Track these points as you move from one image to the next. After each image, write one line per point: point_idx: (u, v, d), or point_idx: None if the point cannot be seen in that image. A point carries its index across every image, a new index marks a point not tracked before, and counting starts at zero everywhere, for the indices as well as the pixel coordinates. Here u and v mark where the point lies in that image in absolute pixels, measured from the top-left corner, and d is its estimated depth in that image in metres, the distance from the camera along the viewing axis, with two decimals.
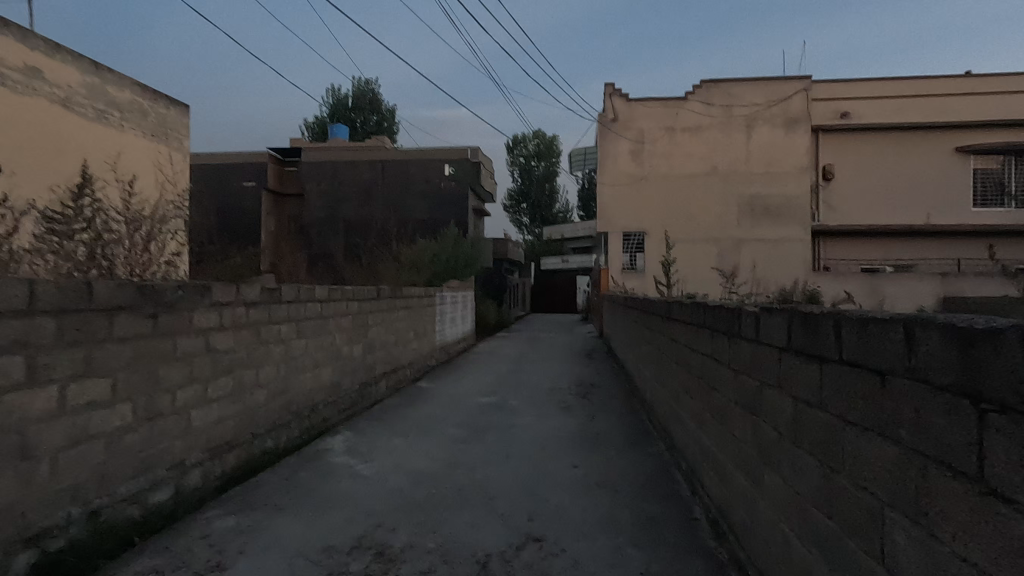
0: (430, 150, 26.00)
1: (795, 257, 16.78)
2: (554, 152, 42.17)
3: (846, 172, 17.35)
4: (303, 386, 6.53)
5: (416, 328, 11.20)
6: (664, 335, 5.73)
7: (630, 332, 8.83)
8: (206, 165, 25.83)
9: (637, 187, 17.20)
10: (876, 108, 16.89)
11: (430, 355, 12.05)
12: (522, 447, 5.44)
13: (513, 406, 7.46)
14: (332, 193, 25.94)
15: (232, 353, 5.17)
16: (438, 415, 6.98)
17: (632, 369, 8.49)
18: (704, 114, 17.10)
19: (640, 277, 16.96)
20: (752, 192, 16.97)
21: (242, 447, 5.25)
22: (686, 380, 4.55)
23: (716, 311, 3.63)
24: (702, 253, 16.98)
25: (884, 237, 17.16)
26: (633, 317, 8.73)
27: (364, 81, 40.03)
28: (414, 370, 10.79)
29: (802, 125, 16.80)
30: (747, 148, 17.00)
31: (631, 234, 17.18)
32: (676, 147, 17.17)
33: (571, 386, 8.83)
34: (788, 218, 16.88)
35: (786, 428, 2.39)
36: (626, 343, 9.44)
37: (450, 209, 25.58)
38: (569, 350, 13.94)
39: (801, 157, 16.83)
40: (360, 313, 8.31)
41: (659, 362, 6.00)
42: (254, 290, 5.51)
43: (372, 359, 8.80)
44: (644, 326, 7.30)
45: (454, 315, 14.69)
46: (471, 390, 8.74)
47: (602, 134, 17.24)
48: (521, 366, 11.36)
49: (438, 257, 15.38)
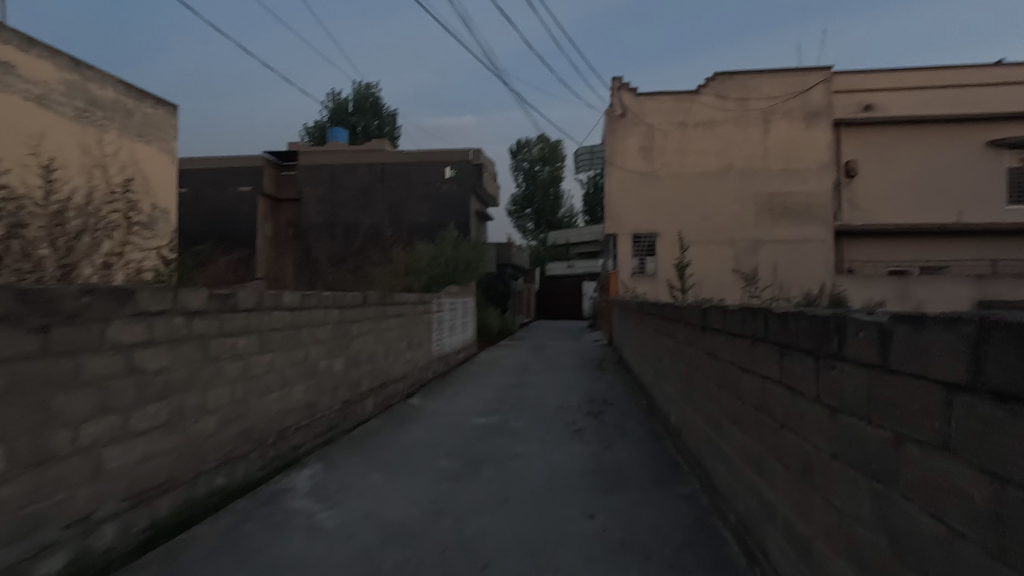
0: (430, 153, 25.14)
1: (817, 259, 15.72)
2: (559, 155, 41.35)
3: (870, 169, 16.28)
4: (268, 409, 5.57)
5: (409, 338, 10.21)
6: (693, 347, 4.75)
7: (648, 342, 7.84)
8: (200, 169, 25.07)
9: (647, 186, 16.23)
10: (903, 100, 15.83)
11: (425, 367, 11.05)
12: (524, 488, 4.44)
13: (516, 429, 6.47)
14: (329, 197, 25.09)
15: (167, 374, 4.21)
16: (428, 441, 5.99)
17: (651, 385, 7.50)
18: (718, 108, 16.14)
19: (652, 281, 15.95)
20: (771, 190, 15.95)
21: (180, 490, 4.27)
22: (732, 408, 3.56)
23: (785, 321, 2.66)
24: (718, 256, 15.95)
25: (912, 237, 16.09)
26: (649, 325, 7.77)
27: (365, 85, 39.51)
28: (407, 384, 9.81)
29: (824, 118, 15.80)
30: (765, 144, 16.02)
31: (641, 236, 16.19)
32: (689, 143, 16.20)
33: (581, 404, 7.81)
34: (809, 218, 15.83)
35: (968, 524, 1.41)
36: (642, 353, 8.44)
37: (452, 213, 24.71)
38: (578, 360, 12.92)
39: (822, 152, 15.80)
40: (342, 322, 7.35)
41: (688, 381, 5.01)
42: (199, 296, 4.56)
43: (356, 374, 7.81)
44: (665, 336, 6.33)
45: (453, 323, 13.69)
46: (468, 408, 7.74)
47: (610, 131, 16.30)
48: (525, 379, 10.35)
49: (436, 261, 14.42)
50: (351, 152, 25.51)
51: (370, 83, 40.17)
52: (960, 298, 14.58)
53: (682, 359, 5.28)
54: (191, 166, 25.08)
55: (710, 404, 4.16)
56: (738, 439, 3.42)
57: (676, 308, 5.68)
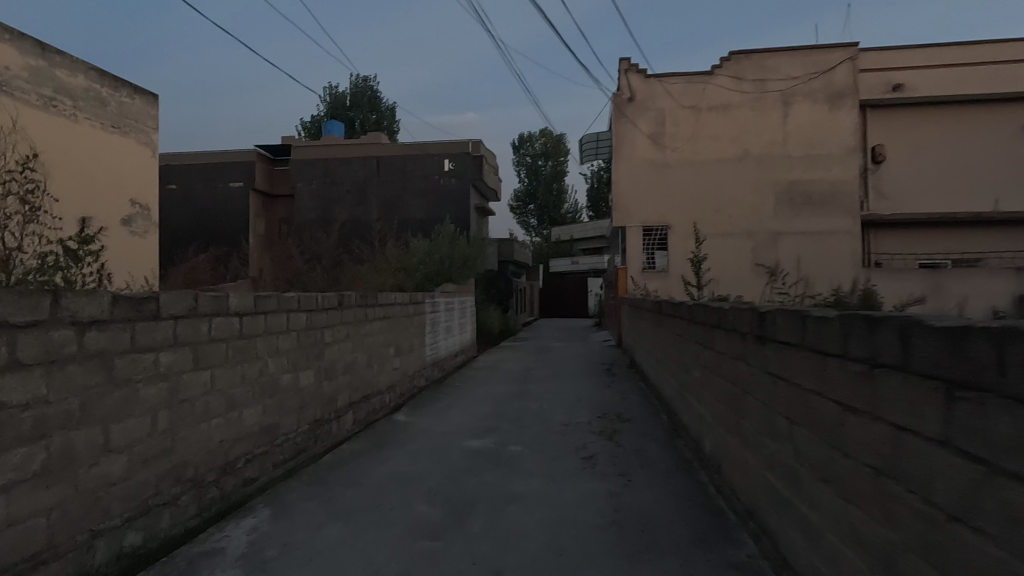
0: (428, 145, 24.04)
1: (842, 252, 14.61)
2: (562, 150, 40.31)
3: (898, 154, 15.10)
4: (209, 438, 4.52)
5: (397, 343, 9.15)
6: (742, 363, 3.66)
7: (669, 348, 6.79)
8: (188, 164, 24.05)
9: (658, 175, 15.12)
10: (935, 79, 14.63)
11: (416, 375, 10.00)
12: (524, 553, 3.37)
13: (515, 456, 5.40)
14: (323, 193, 24.03)
15: (44, 407, 3.14)
16: (407, 476, 4.93)
17: (673, 398, 6.44)
18: (734, 90, 14.96)
19: (664, 278, 14.84)
20: (792, 178, 14.79)
21: (68, 559, 3.22)
22: (822, 461, 2.47)
23: (957, 345, 1.58)
24: (736, 249, 14.80)
25: (944, 227, 14.91)
26: (670, 328, 6.71)
27: (362, 78, 38.54)
28: (394, 396, 8.76)
29: (848, 100, 14.63)
30: (784, 128, 14.85)
31: (652, 229, 15.07)
32: (702, 128, 15.05)
33: (592, 421, 6.75)
34: (833, 208, 14.68)
35: None
36: (662, 360, 7.39)
37: (450, 208, 23.63)
38: (586, 364, 11.83)
39: (847, 136, 14.63)
40: (312, 327, 6.30)
41: (731, 403, 3.94)
42: (95, 303, 3.48)
43: (330, 388, 6.74)
44: (696, 343, 5.24)
45: (449, 325, 12.62)
46: (460, 427, 6.68)
47: (618, 116, 15.16)
48: (526, 388, 9.26)
49: (431, 257, 13.33)
50: (345, 145, 24.45)
51: (367, 76, 39.06)
52: (999, 293, 13.44)
53: (723, 376, 4.19)
54: (180, 161, 24.05)
55: (773, 443, 3.07)
56: (836, 508, 2.33)
57: (711, 310, 4.60)
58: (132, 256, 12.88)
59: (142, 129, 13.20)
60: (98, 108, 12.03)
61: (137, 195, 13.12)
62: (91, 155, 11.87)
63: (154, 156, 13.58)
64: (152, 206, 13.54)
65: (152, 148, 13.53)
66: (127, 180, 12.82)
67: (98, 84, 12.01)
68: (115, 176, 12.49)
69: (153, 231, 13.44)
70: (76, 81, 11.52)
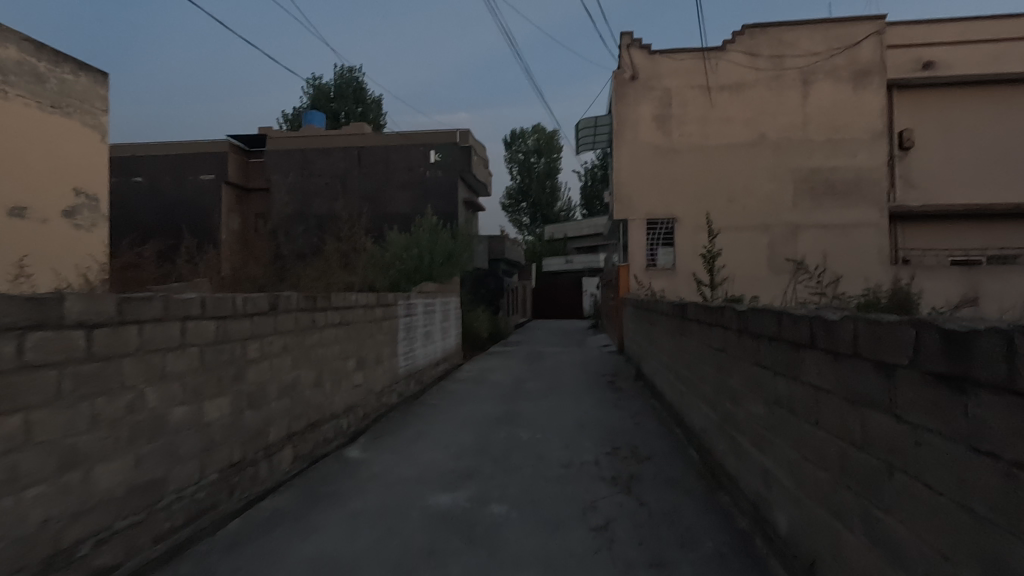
0: (413, 135, 22.42)
1: (869, 247, 13.16)
2: (555, 146, 38.87)
3: (928, 139, 13.70)
4: (20, 519, 2.91)
5: (358, 355, 7.56)
6: (882, 415, 2.13)
7: (699, 364, 5.29)
8: (154, 155, 22.27)
9: (664, 162, 13.61)
10: (969, 57, 13.25)
11: (384, 392, 8.43)
12: None
13: (500, 525, 3.83)
14: (301, 186, 22.39)
15: None
16: (338, 564, 3.35)
17: (708, 430, 4.92)
18: (748, 68, 13.49)
19: (670, 276, 13.34)
20: (813, 165, 13.33)
21: None
22: None
23: None
24: (750, 244, 13.33)
25: (979, 220, 13.50)
26: (702, 338, 5.19)
27: (347, 69, 36.92)
28: (353, 420, 7.16)
29: (875, 78, 13.19)
30: (804, 110, 13.40)
31: (656, 221, 13.55)
32: (713, 109, 13.56)
33: (600, 460, 5.18)
34: (857, 198, 13.23)
35: None
36: (687, 375, 5.89)
37: (437, 201, 22.01)
38: (585, 375, 10.29)
39: (873, 119, 13.20)
40: (226, 339, 4.71)
41: (848, 479, 2.39)
42: None
43: (259, 418, 5.14)
44: (752, 363, 3.72)
45: (429, 330, 11.03)
46: (429, 469, 5.10)
47: (619, 97, 13.65)
48: (517, 408, 7.69)
49: (409, 252, 11.72)
50: (324, 135, 22.79)
51: (353, 67, 37.31)
52: None
53: (819, 425, 2.68)
54: (147, 152, 22.25)
55: None
56: None
57: (788, 322, 3.07)
58: (75, 252, 11.11)
59: (88, 110, 11.37)
60: (33, 84, 10.26)
61: (83, 185, 11.33)
62: (23, 136, 10.06)
63: (104, 141, 11.74)
64: (101, 196, 11.75)
65: (101, 131, 11.69)
66: (70, 166, 11.02)
67: (34, 56, 10.24)
68: (54, 161, 10.68)
69: (102, 225, 11.67)
70: (4, 52, 9.78)
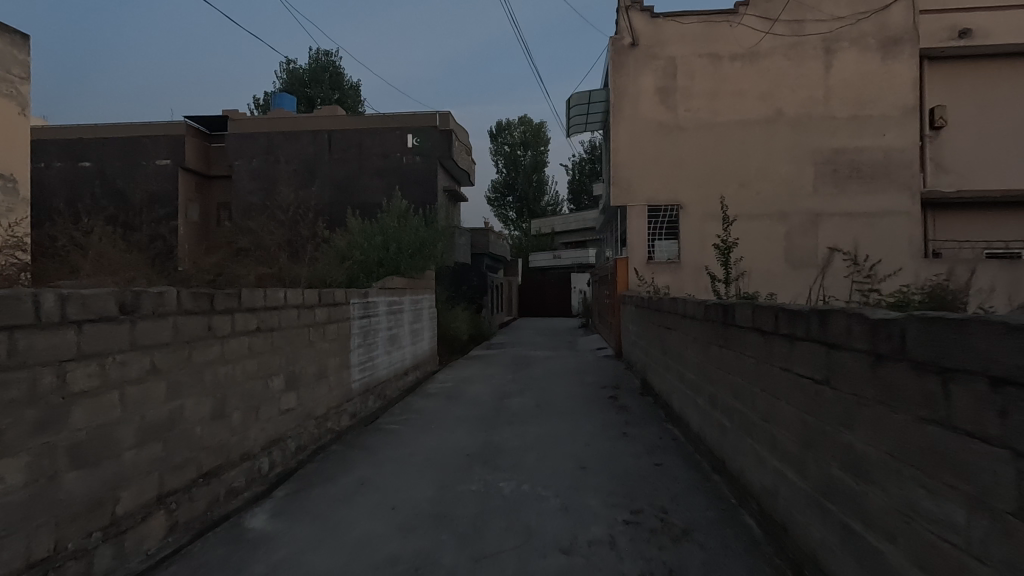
0: (388, 117, 20.51)
1: (900, 238, 11.65)
2: (543, 138, 37.11)
3: (961, 118, 12.20)
4: None
5: (289, 371, 5.76)
6: None
7: (761, 393, 3.60)
8: (101, 138, 19.97)
9: (669, 142, 11.94)
10: (1012, 22, 11.72)
11: (329, 415, 6.63)
12: None
13: None
14: (265, 172, 20.33)
15: None
16: None
17: (782, 498, 3.26)
18: (764, 34, 11.85)
19: (675, 270, 11.72)
20: (836, 145, 11.77)
21: None
22: None
23: None
24: (764, 235, 11.75)
25: (1017, 208, 12.07)
26: (767, 359, 3.50)
27: (322, 52, 34.70)
28: (277, 458, 5.37)
29: (906, 47, 11.65)
30: (826, 82, 11.81)
31: (658, 208, 11.91)
32: (723, 81, 11.93)
33: (617, 540, 3.50)
34: (885, 182, 11.70)
35: None
36: (732, 405, 4.23)
37: (414, 190, 20.16)
38: (581, 387, 8.59)
39: (904, 93, 11.66)
40: (22, 362, 2.90)
41: None
42: None
43: (94, 481, 3.32)
44: (916, 420, 2.02)
45: (394, 334, 9.24)
46: (359, 559, 3.35)
47: (618, 67, 11.94)
48: (497, 437, 5.97)
49: (372, 242, 9.90)
50: (291, 117, 20.77)
51: (328, 51, 35.11)
52: None
53: None
54: (94, 133, 19.95)
55: None
56: None
57: None
58: None
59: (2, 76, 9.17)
60: None
61: None
62: None
63: (24, 114, 9.58)
64: (20, 179, 9.54)
65: (20, 101, 9.48)
66: None
67: None
68: None
69: (19, 214, 9.47)
70: None
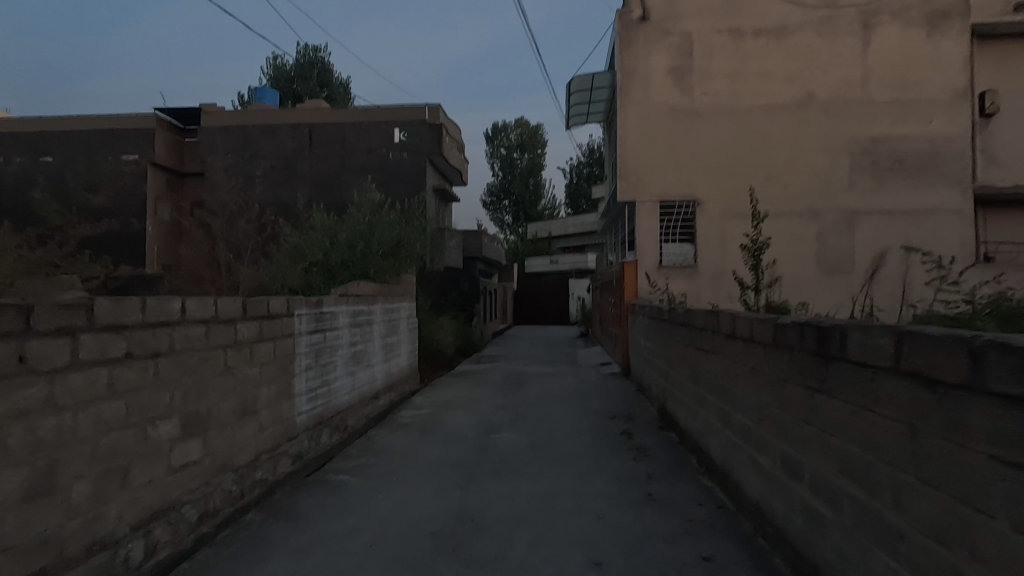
0: (373, 110, 18.97)
1: (948, 240, 10.16)
2: (539, 141, 35.72)
3: (1013, 104, 10.73)
4: None
5: (190, 411, 4.18)
6: None
7: (923, 492, 2.03)
8: (58, 131, 18.16)
9: (684, 129, 10.42)
10: None
11: (257, 463, 5.03)
12: None
13: None
14: (240, 167, 18.67)
15: None
16: None
17: None
18: (792, 6, 10.40)
19: (691, 275, 10.18)
20: (877, 134, 10.28)
21: None
22: None
23: None
24: (793, 236, 10.24)
25: None
26: (941, 432, 1.94)
27: (311, 47, 33.16)
28: (161, 537, 3.77)
29: (955, 22, 10.22)
30: (864, 62, 10.35)
31: (672, 205, 10.37)
32: (746, 60, 10.45)
33: None
34: (932, 176, 10.21)
35: None
36: (840, 487, 2.65)
37: (401, 187, 18.61)
38: (586, 418, 7.01)
39: (952, 74, 10.23)
40: None
41: None
42: None
43: None
44: None
45: (360, 350, 7.65)
46: None
47: (627, 43, 10.44)
48: (475, 500, 4.37)
49: (335, 241, 8.31)
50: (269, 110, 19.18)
51: (317, 46, 33.53)
52: None
53: None
54: (54, 126, 18.15)
55: None
56: None
57: None
58: None
59: None
60: None
61: None
62: None
63: None
64: None
65: None
66: None
67: None
68: None
69: None
70: None
